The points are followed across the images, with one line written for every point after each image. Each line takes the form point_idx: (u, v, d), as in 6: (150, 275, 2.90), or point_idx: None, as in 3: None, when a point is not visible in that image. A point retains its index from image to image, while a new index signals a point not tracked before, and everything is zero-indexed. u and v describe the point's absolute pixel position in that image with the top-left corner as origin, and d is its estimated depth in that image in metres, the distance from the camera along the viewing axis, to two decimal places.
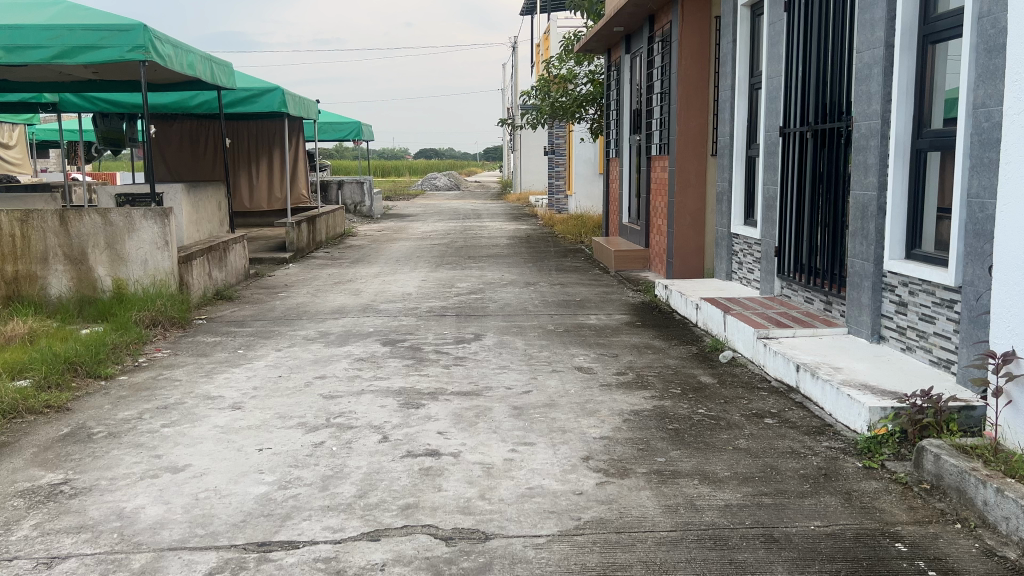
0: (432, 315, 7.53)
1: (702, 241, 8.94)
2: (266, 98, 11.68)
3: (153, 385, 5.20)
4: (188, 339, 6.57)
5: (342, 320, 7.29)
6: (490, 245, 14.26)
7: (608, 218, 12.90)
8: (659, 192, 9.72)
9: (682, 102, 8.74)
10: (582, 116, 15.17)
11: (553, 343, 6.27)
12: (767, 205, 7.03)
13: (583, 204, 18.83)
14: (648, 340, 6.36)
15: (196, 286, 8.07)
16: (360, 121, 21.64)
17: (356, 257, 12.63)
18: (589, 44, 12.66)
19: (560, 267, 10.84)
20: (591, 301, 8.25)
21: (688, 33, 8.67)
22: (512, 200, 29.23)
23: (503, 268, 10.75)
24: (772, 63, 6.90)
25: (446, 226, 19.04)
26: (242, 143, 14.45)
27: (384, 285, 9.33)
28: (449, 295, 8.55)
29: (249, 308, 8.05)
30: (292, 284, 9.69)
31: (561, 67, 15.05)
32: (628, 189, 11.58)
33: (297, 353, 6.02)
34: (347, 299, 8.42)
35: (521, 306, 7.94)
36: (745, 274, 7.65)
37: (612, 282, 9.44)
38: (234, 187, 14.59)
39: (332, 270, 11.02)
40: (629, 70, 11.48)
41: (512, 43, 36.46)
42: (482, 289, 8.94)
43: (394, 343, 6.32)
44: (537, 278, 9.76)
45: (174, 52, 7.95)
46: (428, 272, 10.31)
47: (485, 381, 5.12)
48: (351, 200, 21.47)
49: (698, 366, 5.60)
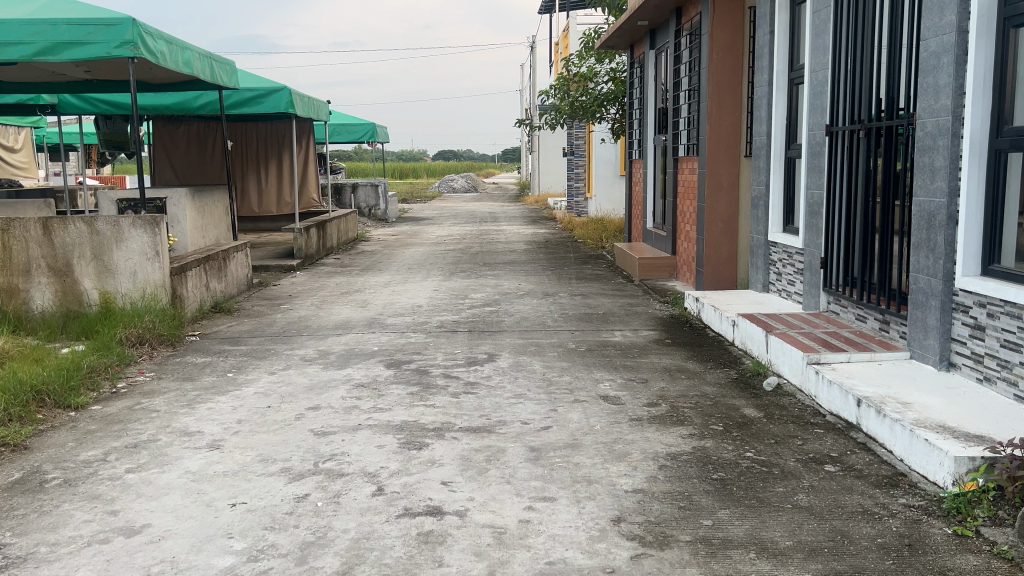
0: (442, 331, 6.93)
1: (735, 249, 8.28)
2: (273, 98, 11.15)
3: (127, 417, 4.62)
4: (176, 360, 5.99)
5: (345, 337, 6.71)
6: (506, 251, 13.66)
7: (631, 222, 12.28)
8: (687, 197, 9.08)
9: (713, 99, 8.10)
10: (603, 115, 14.54)
11: (575, 366, 5.65)
12: (811, 212, 6.38)
13: (603, 207, 18.19)
14: (680, 362, 5.74)
15: (191, 299, 7.50)
16: (374, 123, 21.13)
17: (367, 264, 12.08)
18: (611, 39, 12.01)
19: (580, 275, 10.22)
20: (615, 314, 7.61)
21: (719, 25, 8.03)
22: (529, 202, 28.64)
23: (520, 277, 10.14)
24: (816, 55, 6.26)
25: (462, 230, 18.48)
26: (251, 145, 13.96)
27: (393, 295, 8.75)
28: (462, 307, 7.96)
29: (248, 322, 7.48)
30: (296, 294, 9.13)
31: (581, 65, 14.43)
32: (653, 192, 10.95)
33: (292, 377, 5.43)
34: (352, 313, 7.84)
35: (540, 321, 7.31)
36: (785, 285, 7.02)
37: (637, 292, 8.81)
38: (242, 191, 14.10)
39: (340, 278, 10.47)
40: (654, 67, 10.85)
41: (530, 43, 35.89)
42: (497, 301, 8.33)
43: (400, 364, 5.73)
44: (556, 288, 9.14)
45: (168, 48, 7.39)
46: (441, 282, 9.72)
47: (498, 414, 4.51)
48: (365, 204, 20.95)
49: (739, 395, 4.99)
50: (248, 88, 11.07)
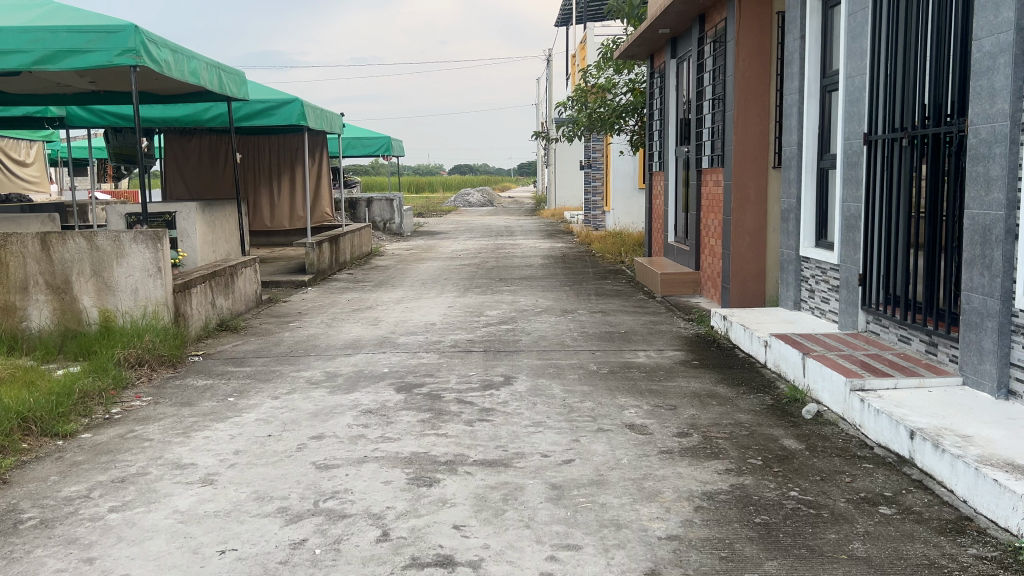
0: (456, 351, 6.59)
1: (763, 264, 7.91)
2: (285, 110, 10.91)
3: (118, 447, 4.31)
4: (176, 383, 5.69)
5: (354, 358, 6.38)
6: (523, 265, 13.33)
7: (652, 236, 11.92)
8: (712, 210, 8.72)
9: (739, 108, 7.75)
10: (622, 127, 14.21)
11: (597, 390, 5.29)
12: (848, 225, 6.01)
13: (621, 221, 17.83)
14: (710, 386, 5.37)
15: (196, 317, 7.20)
16: (390, 136, 20.92)
17: (380, 279, 11.78)
18: (631, 49, 11.68)
19: (600, 291, 9.86)
20: (638, 333, 7.24)
21: (745, 31, 7.69)
22: (545, 216, 28.32)
23: (538, 293, 9.80)
24: (852, 59, 5.90)
25: (478, 244, 18.16)
26: (263, 159, 13.73)
27: (406, 313, 8.43)
28: (477, 326, 7.61)
29: (254, 342, 7.16)
30: (307, 311, 8.83)
31: (599, 76, 14.14)
32: (674, 205, 10.60)
33: (296, 402, 5.10)
34: (362, 331, 7.52)
35: (559, 340, 6.95)
36: (819, 303, 6.65)
37: (660, 309, 8.44)
38: (254, 205, 13.87)
39: (352, 294, 10.17)
40: (676, 77, 10.52)
41: (546, 56, 35.70)
42: (514, 319, 7.98)
43: (411, 388, 5.39)
44: (575, 305, 8.78)
45: (173, 57, 7.16)
46: (455, 299, 9.39)
47: (516, 446, 4.16)
48: (380, 218, 20.66)
49: (776, 423, 4.62)
50: (258, 99, 10.85)
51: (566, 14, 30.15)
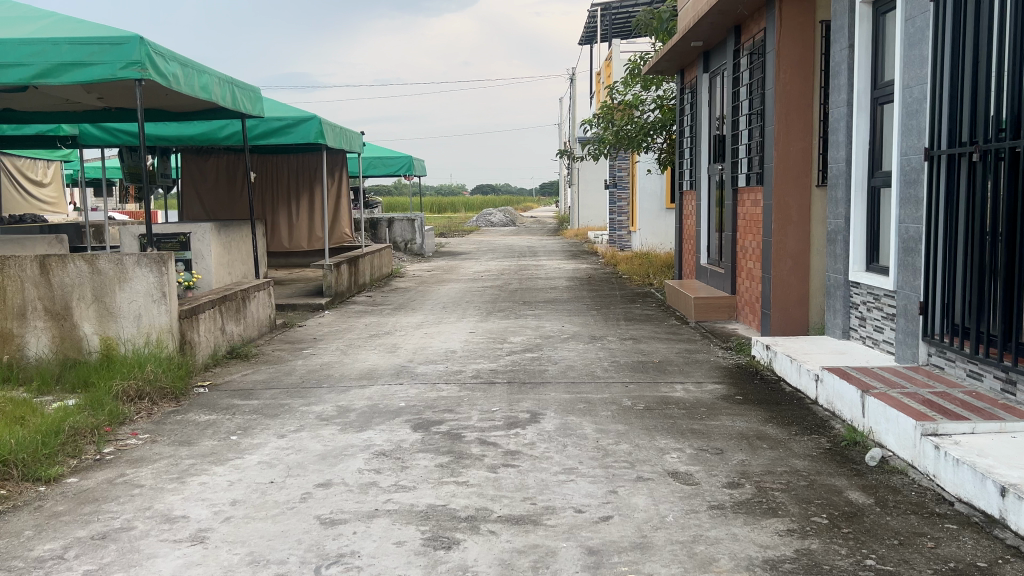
0: (478, 383, 6.14)
1: (806, 289, 7.42)
2: (303, 128, 10.58)
3: (104, 495, 3.89)
4: (177, 418, 5.28)
5: (369, 390, 5.95)
6: (547, 288, 12.88)
7: (682, 258, 11.44)
8: (750, 231, 8.25)
9: (779, 123, 7.30)
10: (650, 145, 13.77)
11: (633, 429, 4.81)
12: (905, 248, 5.53)
13: (648, 241, 17.33)
14: (758, 427, 4.88)
15: (204, 345, 6.82)
16: (411, 155, 20.63)
17: (400, 302, 11.38)
18: (660, 64, 11.27)
19: (629, 316, 9.38)
20: (674, 363, 6.76)
21: (786, 42, 7.26)
22: (568, 236, 27.90)
23: (564, 318, 9.34)
24: (910, 68, 5.43)
25: (501, 265, 17.75)
26: (282, 179, 13.44)
27: (426, 340, 7.99)
28: (501, 354, 7.16)
29: (265, 371, 6.77)
30: (322, 337, 8.43)
31: (625, 93, 13.72)
32: (707, 225, 10.13)
33: (304, 442, 4.67)
34: (379, 360, 7.09)
35: (588, 371, 6.48)
36: (872, 332, 6.14)
37: (695, 336, 7.95)
38: (272, 226, 13.56)
39: (370, 318, 9.77)
40: (708, 92, 10.09)
41: (569, 75, 35.44)
42: (540, 346, 7.52)
43: (430, 426, 4.94)
44: (604, 331, 8.31)
45: (182, 71, 6.85)
46: (477, 324, 8.95)
47: (546, 498, 3.69)
48: (401, 238, 20.30)
49: (837, 471, 4.11)
50: (275, 117, 10.55)
51: (590, 32, 29.87)
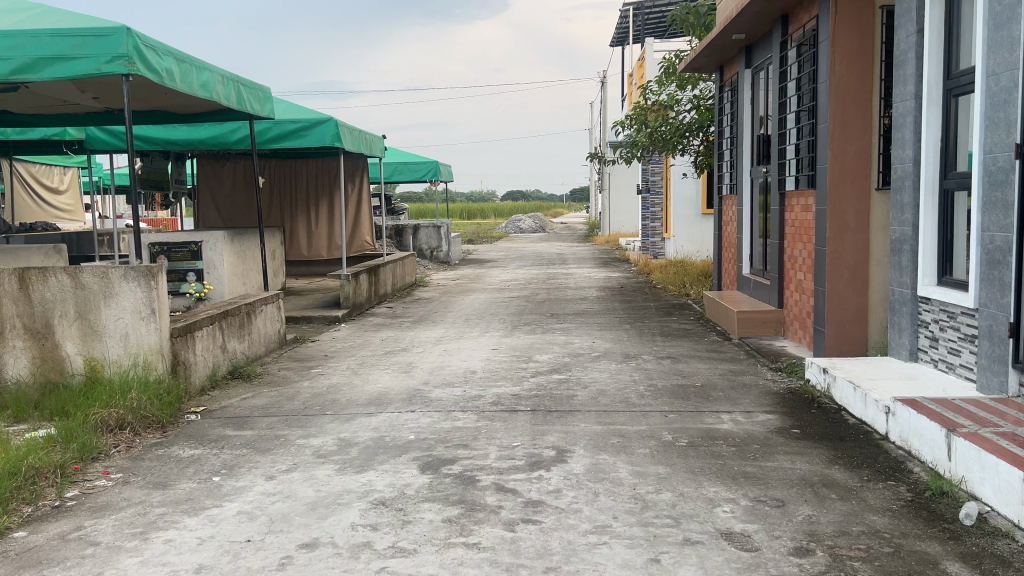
0: (499, 410, 5.48)
1: (865, 304, 6.68)
2: (318, 130, 10.03)
3: (50, 556, 3.30)
4: (158, 453, 4.70)
5: (377, 419, 5.32)
6: (577, 298, 12.21)
7: (722, 267, 10.70)
8: (799, 239, 7.53)
9: (835, 120, 6.58)
10: (686, 148, 13.05)
11: (676, 474, 4.13)
12: (989, 260, 4.78)
13: (683, 248, 16.56)
14: (823, 471, 4.17)
15: (200, 365, 6.26)
16: (438, 161, 20.07)
17: (421, 314, 10.78)
18: (698, 60, 10.57)
19: (665, 331, 8.68)
20: (718, 387, 6.05)
21: (842, 30, 6.54)
22: (599, 242, 27.21)
23: (595, 333, 8.66)
24: (995, 52, 4.69)
25: (529, 273, 17.08)
26: (301, 185, 12.93)
27: (444, 358, 7.35)
28: (525, 376, 6.49)
29: (267, 394, 6.18)
30: (333, 354, 7.83)
31: (659, 92, 13.01)
32: (750, 232, 9.39)
33: (294, 486, 4.04)
34: (391, 382, 6.46)
35: (622, 396, 5.79)
36: (946, 355, 5.39)
37: (740, 355, 7.23)
38: (291, 234, 13.07)
39: (387, 332, 9.16)
40: (751, 89, 9.37)
41: (600, 78, 34.79)
42: (569, 366, 6.84)
43: (440, 467, 4.29)
44: (639, 348, 7.62)
45: (178, 66, 6.32)
46: (501, 339, 8.32)
47: (573, 569, 3.02)
48: (427, 245, 19.71)
49: (926, 533, 3.38)
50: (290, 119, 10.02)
51: (621, 33, 29.19)
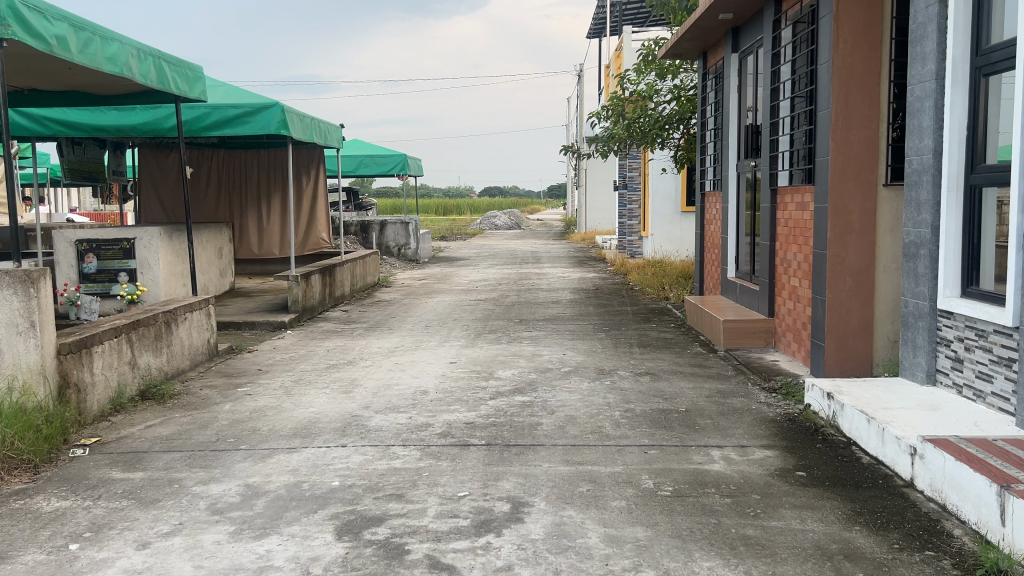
0: (447, 443, 4.58)
1: (870, 316, 5.89)
2: (262, 116, 9.06)
3: None
4: (15, 506, 3.75)
5: (299, 458, 4.40)
6: (549, 301, 11.36)
7: (704, 270, 9.91)
8: (794, 240, 6.72)
9: (838, 106, 5.77)
10: (666, 141, 12.23)
11: (661, 541, 3.26)
12: None
13: (662, 248, 15.76)
14: (840, 534, 3.34)
15: (100, 385, 5.31)
16: (406, 153, 19.10)
17: (378, 319, 9.87)
18: (679, 45, 9.77)
19: (644, 341, 7.84)
20: (705, 414, 5.20)
21: (847, 2, 5.73)
22: (574, 240, 26.42)
23: (566, 343, 7.80)
24: None
25: (499, 273, 16.17)
26: (252, 176, 11.97)
27: (393, 374, 6.44)
28: (483, 399, 5.60)
29: (178, 421, 5.24)
30: (268, 368, 6.89)
31: (638, 82, 12.16)
32: (736, 232, 8.60)
33: (169, 560, 3.13)
34: (327, 405, 5.54)
35: (594, 425, 4.92)
36: (974, 380, 4.59)
37: (728, 372, 6.42)
38: (241, 230, 12.12)
39: (336, 341, 8.22)
40: (737, 74, 8.57)
41: (578, 71, 33.96)
42: (534, 386, 5.97)
43: (362, 530, 3.39)
44: (615, 363, 6.77)
45: (76, 35, 5.37)
46: (461, 351, 7.43)
47: None
48: (394, 242, 18.74)
49: None
50: (231, 104, 9.05)
51: (599, 24, 28.40)
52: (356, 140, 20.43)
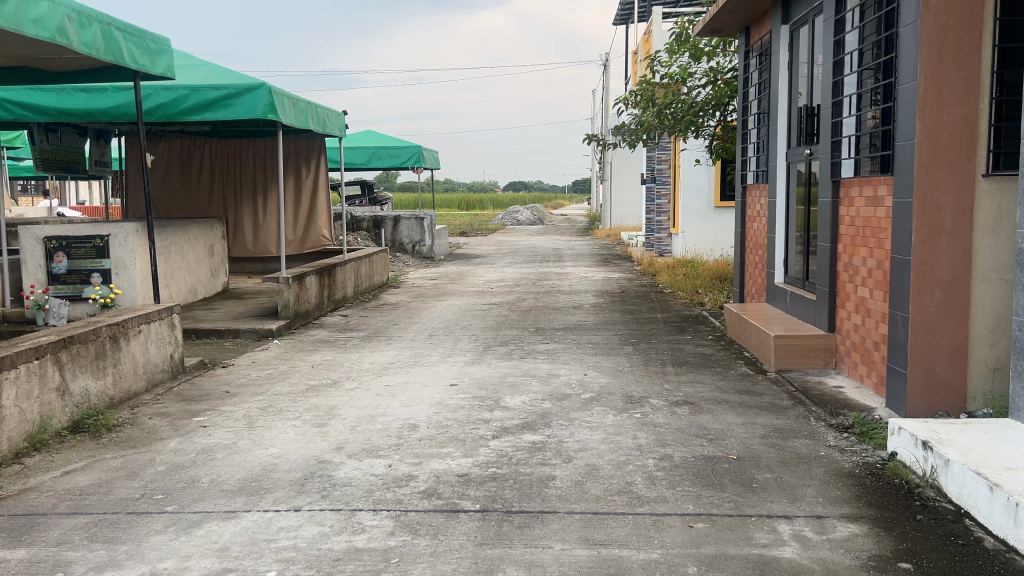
0: (431, 509, 3.52)
1: (965, 338, 4.73)
2: (246, 99, 8.05)
3: None
4: None
5: (236, 528, 3.37)
6: (570, 305, 10.27)
7: (746, 272, 8.77)
8: (863, 243, 5.59)
9: (927, 77, 4.61)
10: (701, 129, 11.05)
11: None
12: None
13: (693, 246, 14.58)
14: None
15: (14, 419, 4.32)
16: (421, 145, 18.04)
17: (378, 326, 8.84)
18: (720, 18, 8.58)
19: (678, 358, 6.72)
20: (762, 465, 4.11)
21: None
22: (598, 237, 25.25)
23: (588, 360, 6.70)
24: None
25: (518, 272, 15.07)
26: (247, 166, 11.05)
27: (380, 401, 5.38)
28: (483, 439, 4.52)
29: (104, 466, 4.23)
30: (238, 390, 5.87)
31: (670, 64, 11.00)
32: (784, 231, 7.47)
33: None
34: (291, 446, 4.49)
35: (622, 481, 3.83)
36: None
37: (785, 402, 5.30)
38: (235, 227, 11.14)
39: (325, 354, 7.18)
40: (788, 48, 7.41)
41: (603, 60, 32.74)
42: (547, 420, 4.87)
43: None
44: (648, 388, 5.65)
45: None
46: (464, 369, 6.35)
47: None
48: (408, 239, 17.68)
49: None
50: (212, 85, 8.05)
51: (626, 10, 27.15)
52: (369, 131, 19.44)
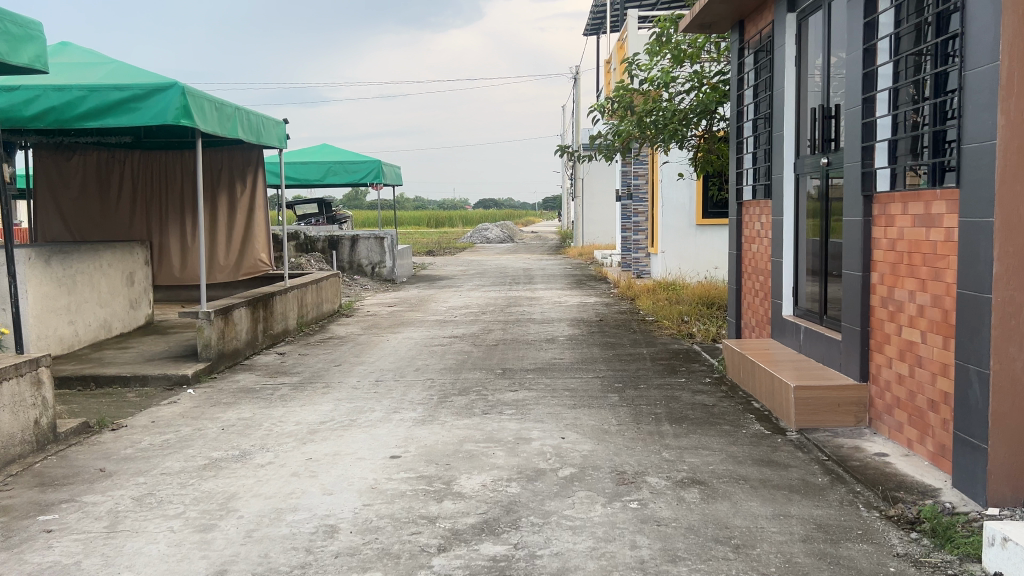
0: None
1: None
2: (154, 101, 6.76)
3: None
4: None
5: None
6: (542, 337, 9.04)
7: (744, 299, 7.65)
8: (910, 273, 4.46)
9: (1011, 57, 3.50)
10: (684, 140, 9.91)
11: None
12: None
13: (673, 266, 13.48)
14: None
15: None
16: (380, 160, 16.76)
17: (318, 367, 7.54)
18: (713, 10, 7.37)
19: (675, 411, 5.52)
20: None
21: None
22: (572, 255, 24.13)
23: (566, 415, 5.46)
24: None
25: (485, 296, 13.84)
26: (175, 184, 9.75)
27: (295, 486, 4.09)
28: (425, 554, 3.26)
29: None
30: (117, 468, 4.54)
31: (650, 68, 9.86)
32: (794, 254, 6.34)
33: None
34: (154, 570, 3.19)
35: None
36: None
37: (822, 481, 4.10)
38: (160, 251, 9.77)
39: (243, 409, 5.87)
40: (795, 42, 6.34)
41: (574, 74, 31.71)
42: (514, 517, 3.62)
43: None
44: (641, 460, 4.43)
45: None
46: (410, 432, 5.07)
47: None
48: (367, 260, 16.39)
49: None
50: (115, 85, 6.76)
51: (597, 20, 26.14)
52: (326, 145, 18.15)
